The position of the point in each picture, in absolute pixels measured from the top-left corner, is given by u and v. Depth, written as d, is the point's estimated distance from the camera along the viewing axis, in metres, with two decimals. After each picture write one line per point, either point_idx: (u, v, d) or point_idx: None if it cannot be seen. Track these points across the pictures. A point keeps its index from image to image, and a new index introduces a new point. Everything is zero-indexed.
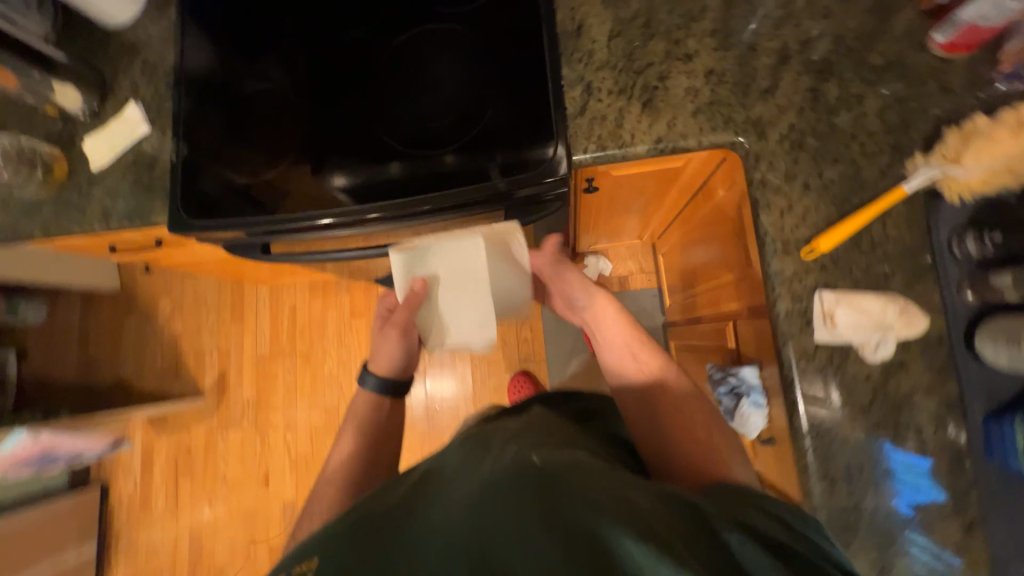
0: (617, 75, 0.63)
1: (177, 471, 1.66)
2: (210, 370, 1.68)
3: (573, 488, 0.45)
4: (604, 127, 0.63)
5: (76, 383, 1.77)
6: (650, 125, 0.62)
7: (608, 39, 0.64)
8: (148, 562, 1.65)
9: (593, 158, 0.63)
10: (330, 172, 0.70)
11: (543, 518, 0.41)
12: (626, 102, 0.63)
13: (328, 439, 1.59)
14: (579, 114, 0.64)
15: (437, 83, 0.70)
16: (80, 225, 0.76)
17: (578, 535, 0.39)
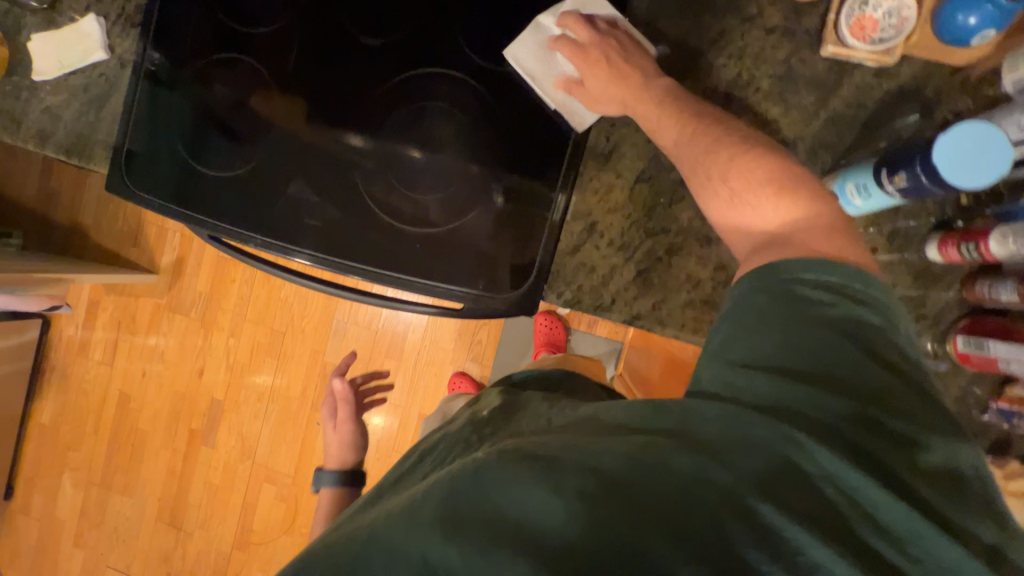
0: (624, 229, 0.64)
1: (119, 332, 1.70)
2: (168, 251, 1.64)
3: (494, 457, 0.43)
4: (590, 280, 0.65)
5: (29, 209, 1.70)
6: (634, 299, 0.64)
7: (634, 189, 0.64)
8: (76, 401, 1.75)
9: (568, 305, 0.65)
10: (303, 194, 0.63)
11: (467, 495, 0.41)
12: (622, 264, 0.64)
13: (266, 360, 1.62)
14: (571, 254, 0.64)
15: (444, 141, 0.62)
16: (12, 136, 0.68)
17: (521, 518, 0.39)
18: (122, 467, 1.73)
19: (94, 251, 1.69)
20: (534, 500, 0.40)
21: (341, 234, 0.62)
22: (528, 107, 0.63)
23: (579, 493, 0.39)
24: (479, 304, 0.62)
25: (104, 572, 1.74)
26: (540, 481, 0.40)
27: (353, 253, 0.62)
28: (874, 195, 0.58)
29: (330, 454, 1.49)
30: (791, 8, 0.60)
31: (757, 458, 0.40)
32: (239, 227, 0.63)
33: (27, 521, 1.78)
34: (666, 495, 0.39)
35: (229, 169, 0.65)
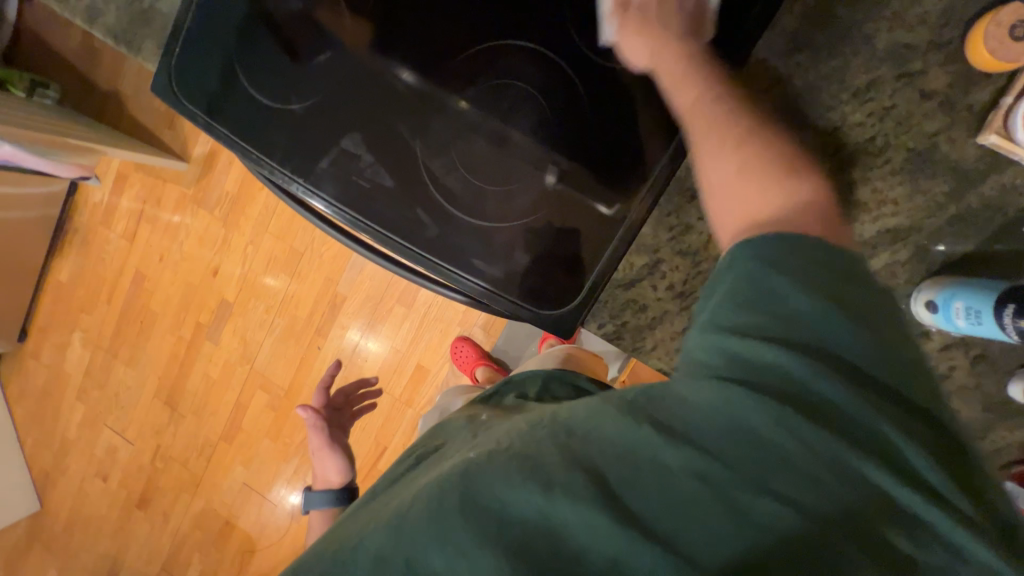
0: (688, 275, 0.61)
1: (142, 211, 1.70)
2: (202, 143, 1.61)
3: (483, 454, 0.44)
4: (637, 320, 0.63)
5: (70, 64, 1.65)
6: (675, 350, 0.63)
7: (714, 238, 0.58)
8: (94, 268, 1.78)
9: (604, 337, 0.64)
10: (351, 146, 0.58)
11: (459, 489, 0.42)
12: (674, 311, 0.62)
13: (279, 275, 1.63)
14: (623, 287, 0.62)
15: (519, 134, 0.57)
16: (61, 8, 0.63)
17: (510, 514, 0.39)
18: (129, 340, 1.79)
19: (129, 123, 1.65)
20: (518, 497, 0.39)
21: (387, 204, 0.59)
22: (624, 114, 0.56)
23: (564, 493, 0.38)
24: (510, 311, 0.61)
25: (101, 429, 1.87)
26: (526, 477, 0.40)
27: (396, 228, 0.59)
28: (984, 324, 0.52)
29: (322, 475, 1.18)
30: (963, 73, 0.51)
31: (791, 486, 0.35)
32: (282, 169, 0.59)
33: (35, 366, 1.88)
34: (658, 500, 0.37)
35: (280, 98, 0.59)
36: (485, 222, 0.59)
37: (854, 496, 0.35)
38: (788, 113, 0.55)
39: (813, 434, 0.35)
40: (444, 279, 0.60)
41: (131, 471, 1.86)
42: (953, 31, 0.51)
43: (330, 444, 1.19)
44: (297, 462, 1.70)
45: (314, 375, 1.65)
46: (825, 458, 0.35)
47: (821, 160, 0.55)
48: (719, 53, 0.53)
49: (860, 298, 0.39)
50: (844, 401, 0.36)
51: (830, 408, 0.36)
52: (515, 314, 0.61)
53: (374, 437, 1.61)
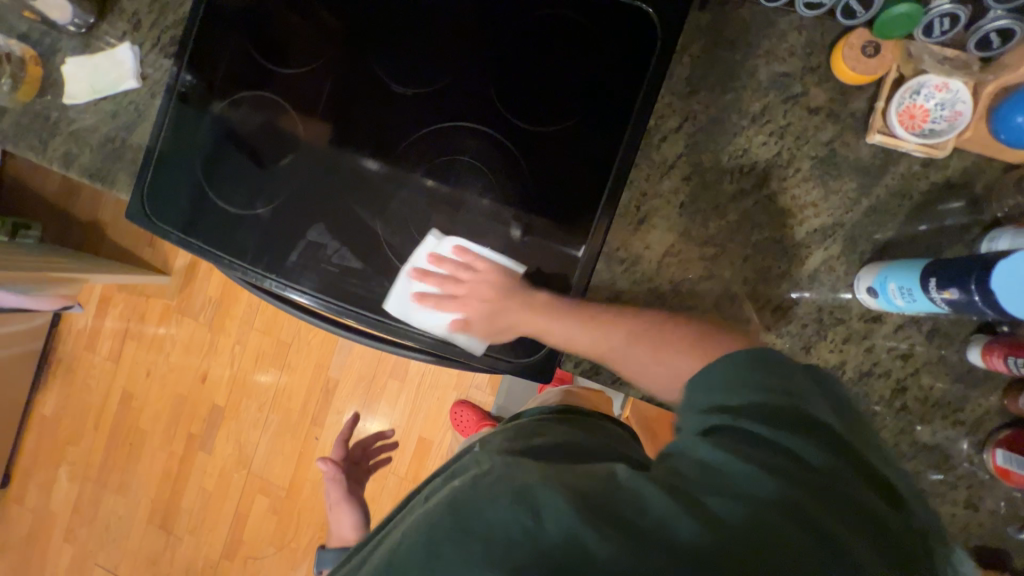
0: (648, 302, 0.63)
1: (127, 329, 1.71)
2: (183, 254, 1.66)
3: (475, 490, 0.43)
4: None
5: (52, 203, 1.74)
6: None
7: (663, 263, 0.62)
8: (80, 395, 1.75)
9: (583, 375, 0.65)
10: (315, 234, 0.62)
11: (451, 521, 0.40)
12: None
13: (269, 370, 1.62)
14: None
15: (467, 200, 0.62)
16: (38, 158, 0.68)
17: (499, 534, 0.38)
18: (118, 465, 1.72)
19: (111, 247, 1.71)
20: (503, 516, 0.39)
21: (356, 283, 0.62)
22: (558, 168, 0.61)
23: (550, 506, 0.38)
24: (488, 363, 0.63)
25: (92, 569, 1.73)
26: (514, 500, 0.40)
27: (367, 303, 0.62)
28: (917, 301, 0.55)
29: (336, 533, 1.31)
30: (839, 88, 0.58)
31: (766, 504, 0.37)
32: (254, 267, 0.63)
33: (19, 512, 1.78)
34: (637, 513, 0.38)
35: (244, 203, 0.63)
36: (450, 284, 0.62)
37: (803, 496, 0.38)
38: (701, 143, 0.60)
39: (778, 461, 0.40)
40: (418, 342, 0.63)
41: None
42: (821, 56, 0.59)
43: (346, 499, 1.30)
44: (305, 568, 1.59)
45: (314, 468, 1.59)
46: (787, 481, 0.39)
47: (741, 178, 0.60)
48: (629, 104, 0.59)
49: (777, 369, 0.45)
50: (791, 439, 0.41)
51: (766, 442, 0.41)
52: (493, 366, 0.63)
53: (384, 524, 1.53)
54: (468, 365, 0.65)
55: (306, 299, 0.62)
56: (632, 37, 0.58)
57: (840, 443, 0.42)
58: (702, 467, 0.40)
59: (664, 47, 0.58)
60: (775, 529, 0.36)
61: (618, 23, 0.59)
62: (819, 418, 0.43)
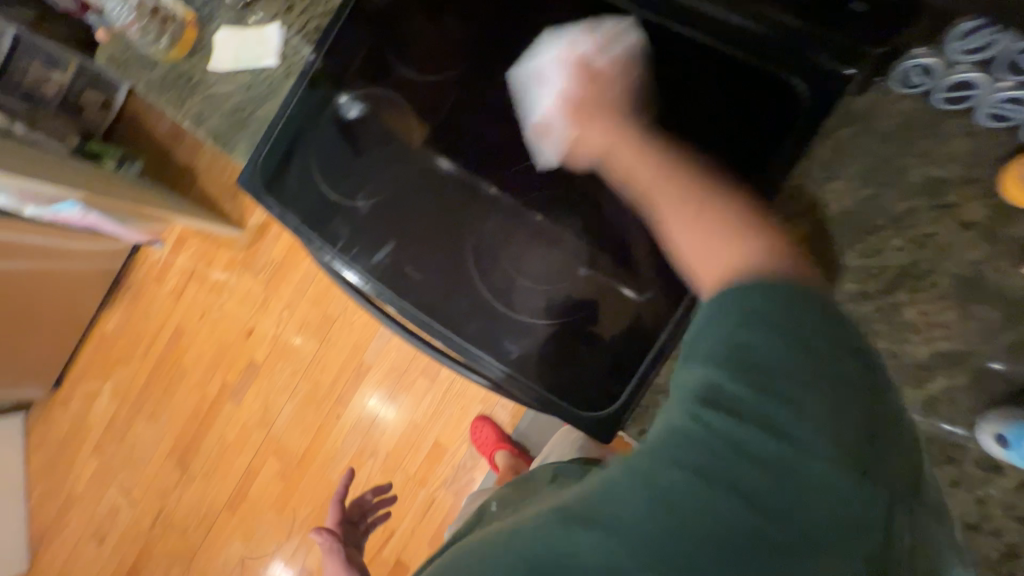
0: None
1: (193, 271, 1.82)
2: (258, 213, 1.76)
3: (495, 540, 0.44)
4: None
5: (159, 143, 1.89)
6: None
7: None
8: (138, 322, 1.87)
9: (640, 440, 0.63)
10: (404, 239, 0.63)
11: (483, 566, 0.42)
12: None
13: (310, 340, 1.67)
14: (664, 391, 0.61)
15: (562, 237, 0.61)
16: (174, 112, 0.73)
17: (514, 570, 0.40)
18: (155, 395, 1.82)
19: (199, 193, 1.84)
20: (523, 550, 0.40)
21: (429, 289, 0.63)
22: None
23: (559, 538, 0.39)
24: (540, 399, 0.62)
25: (109, 486, 1.83)
26: (531, 536, 0.41)
27: (437, 311, 0.63)
28: None
29: None
30: (1002, 206, 0.53)
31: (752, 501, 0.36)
32: (343, 257, 0.65)
33: (61, 416, 1.91)
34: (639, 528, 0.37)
35: (348, 194, 0.65)
36: (522, 317, 0.62)
37: (802, 487, 0.36)
38: (828, 236, 0.59)
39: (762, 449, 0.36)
40: (479, 365, 0.63)
41: (130, 537, 1.79)
42: (986, 166, 0.53)
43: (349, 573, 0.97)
44: (299, 539, 1.61)
45: (329, 444, 1.62)
46: (752, 456, 0.36)
47: (865, 281, 0.58)
48: (757, 177, 0.57)
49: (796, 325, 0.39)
50: (777, 399, 0.37)
51: (766, 415, 0.37)
52: (543, 406, 0.62)
53: (382, 516, 1.54)
54: (522, 400, 0.63)
55: (378, 297, 0.64)
56: (775, 110, 0.56)
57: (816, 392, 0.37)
58: (692, 449, 0.37)
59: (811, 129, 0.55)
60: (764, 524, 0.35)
61: (765, 89, 0.56)
62: (802, 372, 0.38)
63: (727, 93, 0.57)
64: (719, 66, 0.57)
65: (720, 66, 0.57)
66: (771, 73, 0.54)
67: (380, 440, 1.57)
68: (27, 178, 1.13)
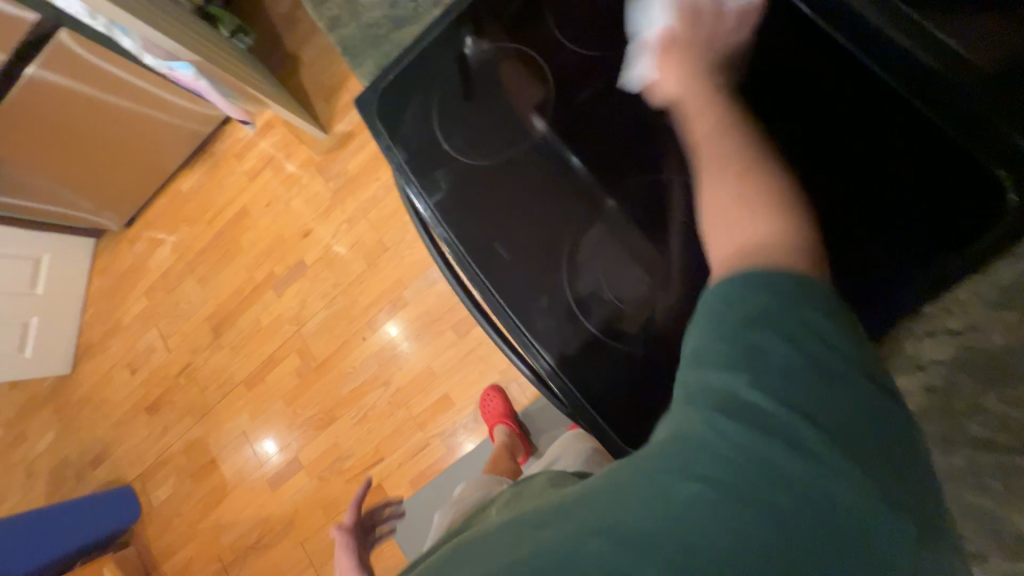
0: None
1: (271, 159, 1.87)
2: (346, 121, 1.77)
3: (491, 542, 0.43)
4: None
5: (273, 23, 1.90)
6: None
7: None
8: (211, 190, 1.96)
9: None
10: (498, 205, 0.61)
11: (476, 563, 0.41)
12: None
13: (358, 259, 1.70)
14: None
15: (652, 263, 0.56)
16: (312, 6, 0.71)
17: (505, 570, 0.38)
18: (209, 262, 1.93)
19: (296, 84, 1.85)
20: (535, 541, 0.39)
21: (506, 270, 0.61)
22: None
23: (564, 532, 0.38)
24: (574, 413, 0.60)
25: (151, 328, 1.99)
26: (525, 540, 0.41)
27: (506, 293, 0.61)
28: None
29: None
30: None
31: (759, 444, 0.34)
32: (431, 202, 0.63)
33: (126, 252, 2.07)
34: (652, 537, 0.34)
35: (460, 144, 0.63)
36: (591, 322, 0.59)
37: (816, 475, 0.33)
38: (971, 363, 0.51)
39: (755, 394, 0.36)
40: (529, 354, 0.60)
41: (156, 377, 1.96)
42: None
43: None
44: (298, 434, 1.73)
45: (348, 361, 1.69)
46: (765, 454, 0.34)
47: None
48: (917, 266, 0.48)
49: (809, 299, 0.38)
50: (787, 394, 0.35)
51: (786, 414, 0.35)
52: (575, 419, 0.60)
53: (377, 442, 1.62)
54: (560, 403, 0.61)
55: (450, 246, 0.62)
56: (944, 201, 0.48)
57: (827, 341, 0.37)
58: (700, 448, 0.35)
59: (989, 237, 0.46)
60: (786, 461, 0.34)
61: (939, 174, 0.49)
62: (785, 354, 0.36)
63: (897, 167, 0.51)
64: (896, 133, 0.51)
65: (897, 134, 0.51)
66: (958, 147, 0.48)
67: (395, 374, 1.62)
68: (157, 29, 1.16)
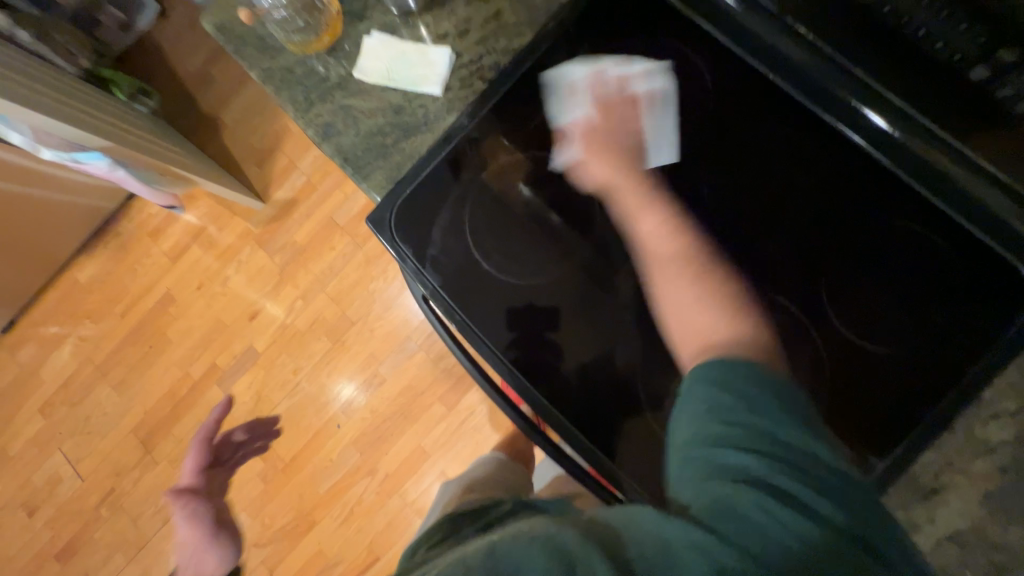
0: None
1: (198, 235, 1.64)
2: (286, 188, 1.61)
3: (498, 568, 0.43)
4: None
5: (180, 83, 1.68)
6: None
7: (945, 545, 0.49)
8: (120, 276, 1.67)
9: None
10: (546, 319, 0.57)
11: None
12: None
13: (320, 338, 1.54)
14: None
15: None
16: (298, 112, 0.63)
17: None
18: (127, 363, 1.63)
19: (219, 150, 1.65)
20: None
21: (554, 376, 0.56)
22: (855, 381, 0.52)
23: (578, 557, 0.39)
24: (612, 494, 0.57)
25: (52, 452, 1.62)
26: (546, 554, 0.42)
27: (570, 410, 0.55)
28: None
29: None
30: None
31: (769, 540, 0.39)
32: (470, 322, 0.58)
33: (7, 363, 1.68)
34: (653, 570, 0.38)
35: (495, 256, 0.58)
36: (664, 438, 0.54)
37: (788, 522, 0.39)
38: None
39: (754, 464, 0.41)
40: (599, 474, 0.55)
41: (66, 513, 1.58)
42: None
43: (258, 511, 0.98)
44: (269, 549, 1.49)
45: (322, 454, 1.50)
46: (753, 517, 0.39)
47: None
48: (966, 354, 0.51)
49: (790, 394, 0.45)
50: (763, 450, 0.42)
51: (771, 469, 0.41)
52: (614, 504, 0.57)
53: (369, 541, 1.45)
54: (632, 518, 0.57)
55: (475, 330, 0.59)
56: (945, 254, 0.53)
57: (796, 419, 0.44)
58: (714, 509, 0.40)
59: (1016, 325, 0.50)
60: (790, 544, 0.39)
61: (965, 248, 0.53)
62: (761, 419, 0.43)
63: (934, 250, 0.53)
64: (922, 223, 0.54)
65: (920, 221, 0.54)
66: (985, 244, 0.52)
67: (381, 459, 1.48)
68: (57, 118, 0.97)
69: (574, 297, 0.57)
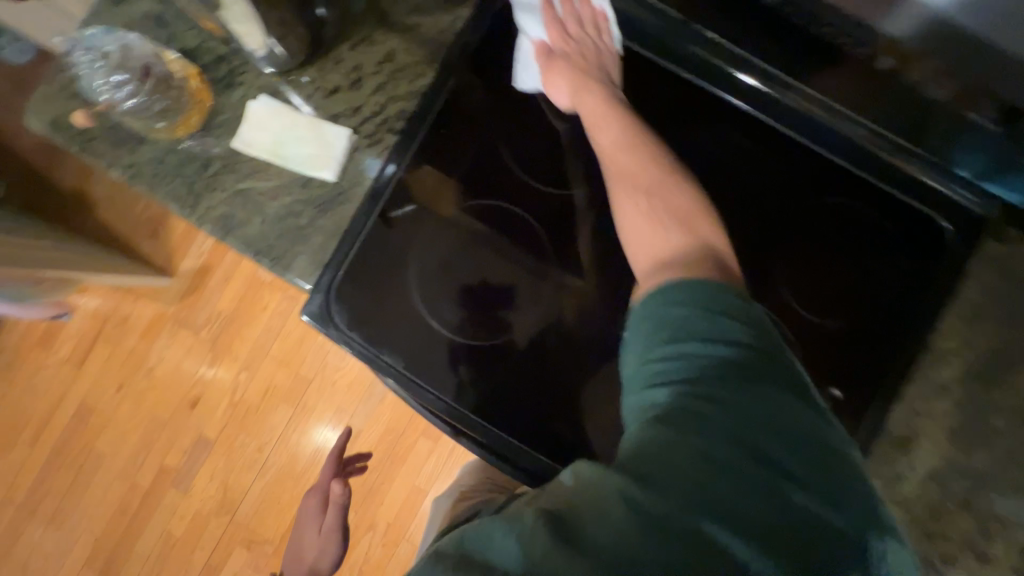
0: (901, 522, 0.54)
1: (102, 330, 1.43)
2: (193, 255, 1.43)
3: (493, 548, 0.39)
4: None
5: (25, 162, 1.43)
6: None
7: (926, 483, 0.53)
8: (17, 399, 1.43)
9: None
10: (527, 374, 0.55)
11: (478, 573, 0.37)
12: None
13: (278, 406, 1.42)
14: None
15: None
16: (186, 209, 0.54)
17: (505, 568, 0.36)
18: (56, 493, 1.41)
19: (97, 229, 1.43)
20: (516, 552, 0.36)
21: (536, 417, 0.54)
22: (831, 355, 0.55)
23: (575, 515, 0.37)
24: None
25: None
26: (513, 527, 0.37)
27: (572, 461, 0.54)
28: None
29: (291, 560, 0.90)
30: None
31: (735, 479, 0.39)
32: (451, 400, 0.54)
33: None
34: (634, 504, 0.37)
35: (459, 318, 0.55)
36: None
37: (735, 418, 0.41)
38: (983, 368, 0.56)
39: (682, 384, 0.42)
40: None
41: None
42: None
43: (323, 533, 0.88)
44: None
45: None
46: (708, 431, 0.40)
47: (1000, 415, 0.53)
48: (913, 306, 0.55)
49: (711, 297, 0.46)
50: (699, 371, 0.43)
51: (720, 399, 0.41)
52: None
53: None
54: None
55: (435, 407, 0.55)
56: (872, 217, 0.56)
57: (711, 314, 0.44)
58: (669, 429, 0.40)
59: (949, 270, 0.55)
60: (761, 505, 0.38)
61: (899, 217, 0.56)
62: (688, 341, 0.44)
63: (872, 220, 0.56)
64: (862, 199, 0.56)
65: (854, 193, 0.56)
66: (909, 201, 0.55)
67: (378, 511, 1.41)
68: None
69: (549, 345, 0.55)
